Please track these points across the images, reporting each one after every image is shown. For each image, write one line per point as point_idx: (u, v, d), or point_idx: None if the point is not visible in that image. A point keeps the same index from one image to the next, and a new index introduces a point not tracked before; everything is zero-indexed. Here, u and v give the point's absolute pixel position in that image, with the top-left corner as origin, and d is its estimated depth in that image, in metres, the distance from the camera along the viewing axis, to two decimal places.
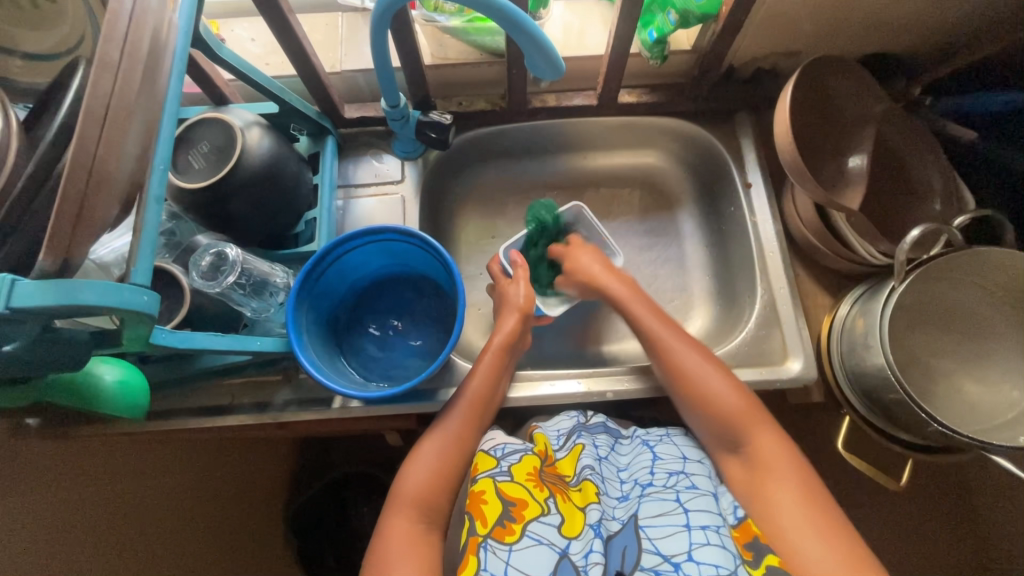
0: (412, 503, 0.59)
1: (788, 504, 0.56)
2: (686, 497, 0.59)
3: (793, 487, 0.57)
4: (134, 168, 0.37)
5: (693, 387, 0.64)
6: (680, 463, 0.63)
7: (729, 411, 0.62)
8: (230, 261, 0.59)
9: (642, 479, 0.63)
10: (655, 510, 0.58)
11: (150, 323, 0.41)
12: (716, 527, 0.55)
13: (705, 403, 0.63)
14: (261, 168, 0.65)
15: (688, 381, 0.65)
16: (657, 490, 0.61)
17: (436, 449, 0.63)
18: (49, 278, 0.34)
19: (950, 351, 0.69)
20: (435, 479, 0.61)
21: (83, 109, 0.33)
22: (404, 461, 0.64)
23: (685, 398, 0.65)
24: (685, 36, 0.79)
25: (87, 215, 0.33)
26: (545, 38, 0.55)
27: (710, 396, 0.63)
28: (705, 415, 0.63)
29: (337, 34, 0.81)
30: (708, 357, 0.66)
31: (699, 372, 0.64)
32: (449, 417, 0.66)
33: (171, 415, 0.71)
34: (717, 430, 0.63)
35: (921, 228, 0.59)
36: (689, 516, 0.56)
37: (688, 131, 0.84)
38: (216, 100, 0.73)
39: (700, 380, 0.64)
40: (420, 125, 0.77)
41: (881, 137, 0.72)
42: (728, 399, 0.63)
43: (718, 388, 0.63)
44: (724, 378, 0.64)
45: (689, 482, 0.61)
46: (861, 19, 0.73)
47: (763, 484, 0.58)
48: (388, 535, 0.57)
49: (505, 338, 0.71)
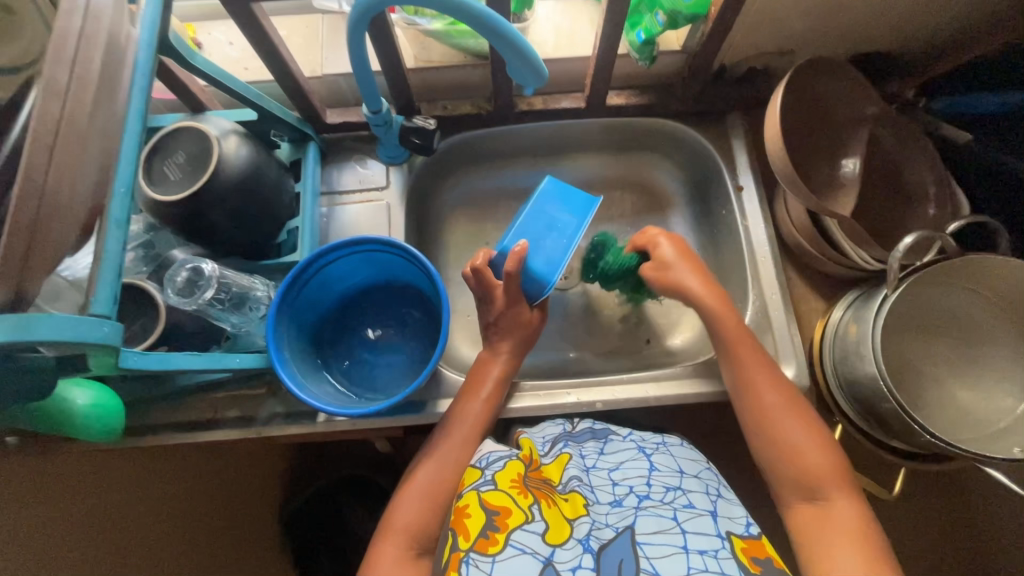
0: (403, 529, 0.58)
1: (851, 563, 0.51)
2: (684, 516, 0.57)
3: (854, 544, 0.52)
4: (91, 194, 0.35)
5: (772, 430, 0.61)
6: (677, 477, 0.62)
7: (809, 464, 0.58)
8: (207, 276, 0.58)
9: (638, 489, 0.61)
10: (652, 528, 0.56)
11: (115, 352, 0.40)
12: (714, 552, 0.53)
13: (789, 454, 0.59)
14: (239, 179, 0.63)
15: (773, 429, 0.61)
16: (654, 504, 0.59)
17: (432, 473, 0.63)
18: (4, 312, 0.33)
19: (943, 358, 0.68)
20: (428, 504, 0.60)
21: (30, 135, 0.31)
22: (401, 487, 0.63)
23: (761, 439, 0.62)
24: (674, 36, 0.77)
25: (38, 247, 0.32)
26: (527, 45, 0.53)
27: (790, 447, 0.59)
28: (779, 463, 0.60)
29: (318, 37, 0.79)
30: (798, 405, 0.62)
31: (784, 416, 0.61)
32: (446, 445, 0.65)
33: (153, 430, 0.69)
34: (786, 478, 0.59)
35: (917, 235, 0.57)
36: (686, 537, 0.55)
37: (679, 132, 0.82)
38: (193, 107, 0.71)
39: (785, 430, 0.60)
40: (404, 131, 0.75)
41: (874, 139, 0.70)
42: (808, 453, 0.58)
43: (800, 440, 0.59)
44: (808, 429, 0.60)
45: (686, 500, 0.59)
46: (854, 17, 0.71)
47: (823, 535, 0.54)
48: (376, 562, 0.56)
49: (505, 367, 0.70)
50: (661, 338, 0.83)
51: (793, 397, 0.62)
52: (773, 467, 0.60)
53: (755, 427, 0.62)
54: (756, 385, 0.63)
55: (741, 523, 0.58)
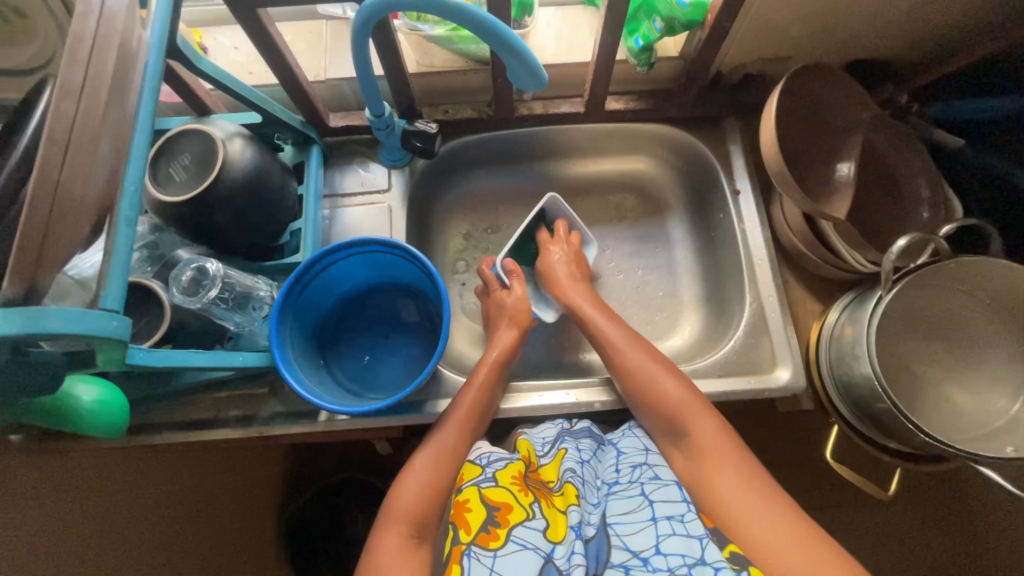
0: (404, 516, 0.58)
1: (732, 488, 0.55)
2: (651, 489, 0.59)
3: (737, 471, 0.56)
4: (102, 194, 0.36)
5: (632, 379, 0.65)
6: (643, 455, 0.64)
7: (669, 404, 0.62)
8: (211, 276, 0.59)
9: (609, 478, 0.64)
10: (623, 509, 0.59)
11: (123, 347, 0.40)
12: (681, 517, 0.56)
13: (651, 399, 0.63)
14: (243, 180, 0.64)
15: (639, 383, 0.64)
16: (623, 487, 0.61)
17: (429, 462, 0.63)
18: (16, 307, 0.34)
19: (938, 360, 0.69)
20: (428, 491, 0.60)
21: (46, 134, 0.32)
22: (398, 476, 0.63)
23: (630, 390, 0.66)
24: (672, 42, 0.78)
25: (51, 242, 0.33)
26: (525, 48, 0.54)
27: (653, 392, 0.63)
28: (651, 409, 0.64)
29: (322, 42, 0.80)
30: (652, 353, 0.66)
31: (641, 364, 0.65)
32: (442, 430, 0.65)
33: (156, 429, 0.70)
34: (662, 425, 0.63)
35: (910, 237, 0.59)
36: (654, 508, 0.57)
37: (677, 137, 0.84)
38: (199, 110, 0.72)
39: (647, 380, 0.64)
40: (406, 134, 0.76)
41: (868, 144, 0.71)
42: (672, 394, 0.62)
43: (660, 383, 0.63)
44: (668, 371, 0.64)
45: (652, 473, 0.61)
46: (847, 24, 0.72)
47: (706, 471, 0.57)
48: (378, 547, 0.57)
49: (501, 353, 0.71)
50: (660, 340, 0.84)
51: (645, 345, 0.68)
52: (648, 417, 0.64)
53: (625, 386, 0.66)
54: (613, 342, 0.69)
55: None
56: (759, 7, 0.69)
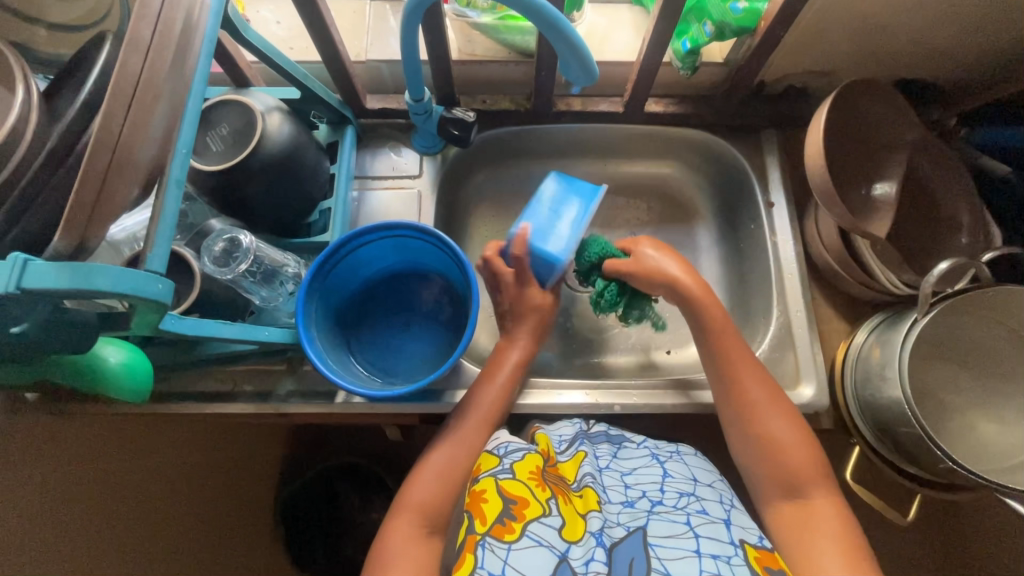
0: (416, 506, 0.59)
1: (831, 557, 0.53)
2: (697, 521, 0.57)
3: (838, 541, 0.54)
4: (158, 155, 0.36)
5: (756, 423, 0.61)
6: (690, 485, 0.63)
7: (790, 456, 0.59)
8: (244, 249, 0.59)
9: (652, 494, 0.61)
10: (664, 531, 0.56)
11: (162, 311, 0.40)
12: (727, 558, 0.53)
13: (770, 446, 0.60)
14: (279, 154, 0.64)
15: (759, 424, 0.61)
16: (667, 510, 0.59)
17: (446, 457, 0.62)
18: (63, 260, 0.33)
19: (965, 388, 0.68)
20: (442, 484, 0.60)
21: (111, 88, 0.32)
22: (418, 464, 0.63)
23: (746, 433, 0.62)
24: (717, 48, 0.77)
25: (106, 197, 0.32)
26: (581, 41, 0.53)
27: (774, 440, 0.60)
28: (767, 458, 0.60)
29: (364, 22, 0.80)
30: (778, 399, 0.62)
31: (772, 413, 0.62)
32: (461, 425, 0.64)
33: (171, 398, 0.70)
34: (771, 477, 0.60)
35: (951, 263, 0.59)
36: (699, 541, 0.54)
37: (714, 144, 0.82)
38: (238, 81, 0.72)
39: (770, 424, 0.61)
40: (442, 121, 0.75)
41: (911, 164, 0.70)
42: (792, 447, 0.60)
43: (782, 434, 0.60)
44: (795, 428, 0.61)
45: (700, 507, 0.59)
46: (898, 40, 0.71)
47: (807, 531, 0.56)
48: (389, 536, 0.57)
49: (523, 351, 0.70)
50: (681, 348, 0.83)
51: (772, 391, 0.63)
52: (758, 467, 0.61)
53: (741, 425, 0.63)
54: (740, 378, 0.63)
55: (755, 534, 0.57)
56: (811, 19, 0.68)
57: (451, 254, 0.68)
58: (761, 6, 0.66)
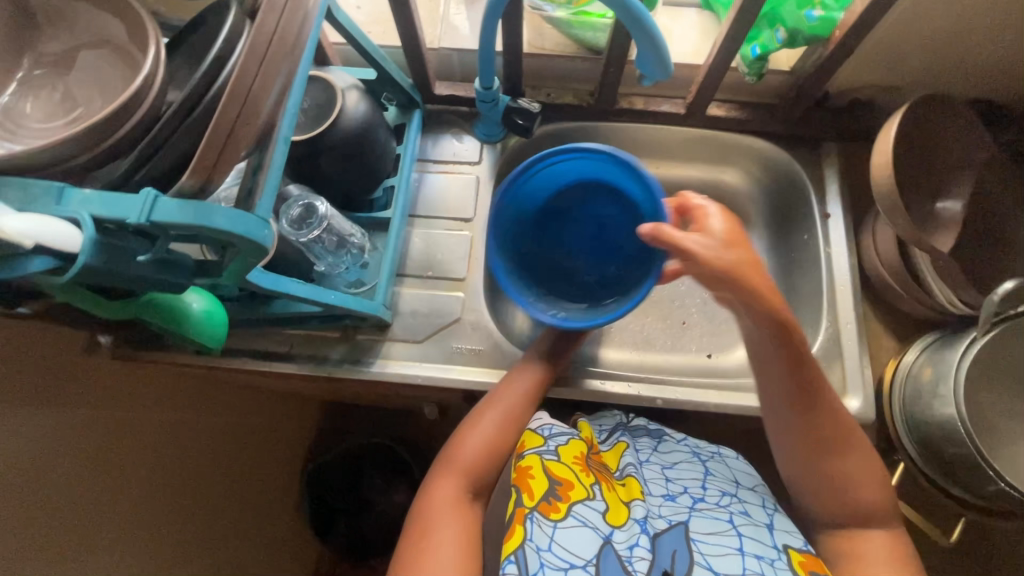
0: (464, 467, 0.60)
1: None
2: (740, 521, 0.58)
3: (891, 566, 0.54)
4: (275, 111, 0.39)
5: (833, 462, 0.57)
6: (733, 485, 0.63)
7: (865, 498, 0.57)
8: (319, 216, 0.64)
9: (694, 491, 0.62)
10: (707, 528, 0.57)
11: (261, 257, 0.43)
12: (771, 560, 0.54)
13: (841, 480, 0.57)
14: (357, 130, 0.67)
15: (836, 461, 0.57)
16: (710, 507, 0.60)
17: (495, 418, 0.64)
18: (186, 198, 0.36)
19: (1019, 413, 0.67)
20: (489, 447, 0.62)
21: (248, 45, 0.35)
22: (460, 426, 0.65)
23: (813, 466, 0.58)
24: (785, 56, 0.78)
25: (232, 143, 0.35)
26: (661, 37, 0.55)
27: (848, 479, 0.57)
28: (832, 493, 0.57)
29: (440, 12, 0.83)
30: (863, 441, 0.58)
31: (840, 453, 0.57)
32: (508, 389, 0.67)
33: (232, 353, 0.74)
34: (823, 507, 0.58)
35: (1016, 283, 0.58)
36: (742, 540, 0.56)
37: (771, 152, 0.82)
38: (319, 60, 0.75)
39: (848, 463, 0.57)
40: (508, 111, 0.78)
41: (979, 182, 0.69)
42: (867, 488, 0.57)
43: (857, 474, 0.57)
44: (867, 467, 0.57)
45: (742, 508, 0.60)
46: (973, 58, 0.71)
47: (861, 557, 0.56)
48: (433, 493, 0.59)
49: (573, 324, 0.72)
50: (723, 352, 0.83)
51: (845, 432, 0.58)
52: (809, 498, 0.59)
53: (814, 457, 0.58)
54: (829, 411, 0.57)
55: (799, 537, 0.57)
56: (883, 31, 0.69)
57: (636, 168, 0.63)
58: (837, 16, 0.67)
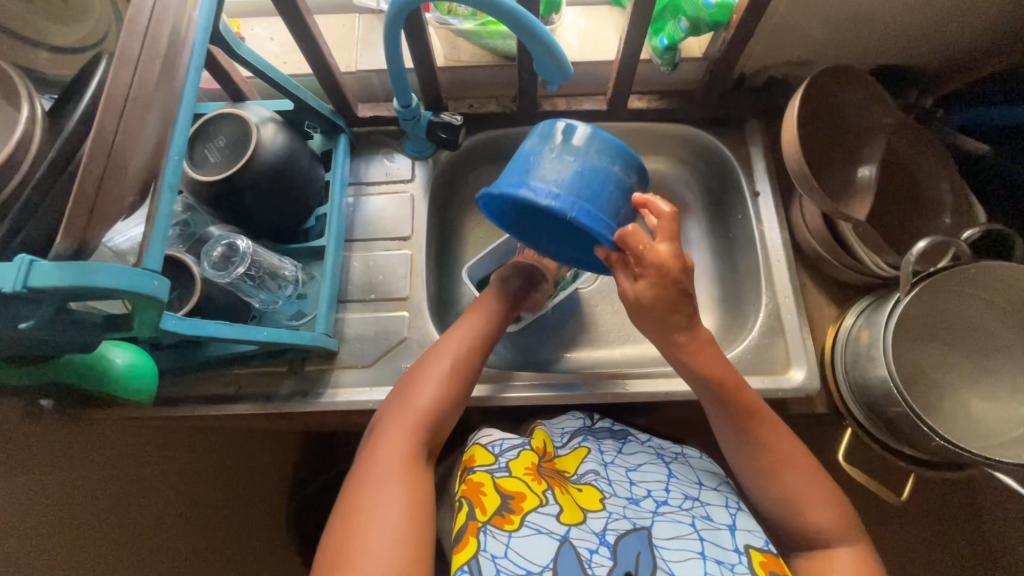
0: (412, 419, 0.61)
1: None
2: (701, 525, 0.58)
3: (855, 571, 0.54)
4: (152, 162, 0.38)
5: (772, 477, 0.59)
6: (696, 488, 0.63)
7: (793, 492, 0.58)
8: (240, 253, 0.62)
9: (656, 494, 0.61)
10: (670, 533, 0.57)
11: (160, 307, 0.42)
12: (731, 565, 0.54)
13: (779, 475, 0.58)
14: (275, 161, 0.67)
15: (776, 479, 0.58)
16: (672, 510, 0.60)
17: (441, 369, 0.65)
18: (66, 260, 0.36)
19: (956, 366, 0.69)
20: (437, 400, 0.63)
21: (104, 98, 0.34)
22: (408, 379, 0.65)
23: (753, 473, 0.60)
24: (696, 43, 0.79)
25: (102, 201, 0.35)
26: (554, 41, 0.55)
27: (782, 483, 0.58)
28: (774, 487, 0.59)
29: (354, 34, 0.83)
30: (803, 455, 0.60)
31: (782, 445, 0.60)
32: (453, 340, 0.67)
33: (179, 401, 0.73)
34: (780, 493, 0.58)
35: (928, 241, 0.59)
36: (703, 544, 0.55)
37: (696, 137, 0.84)
38: (235, 96, 0.75)
39: (789, 482, 0.58)
40: (430, 126, 0.78)
41: (890, 147, 0.72)
42: (806, 489, 0.57)
43: (794, 481, 0.58)
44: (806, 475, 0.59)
45: (705, 512, 0.60)
46: (871, 28, 0.73)
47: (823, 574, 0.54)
48: (379, 446, 0.58)
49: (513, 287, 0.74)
50: None
51: (781, 432, 0.60)
52: (767, 486, 0.58)
53: (746, 458, 0.60)
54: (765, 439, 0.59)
55: (761, 536, 0.57)
56: (782, 11, 0.71)
57: (592, 191, 0.55)
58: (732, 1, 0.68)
